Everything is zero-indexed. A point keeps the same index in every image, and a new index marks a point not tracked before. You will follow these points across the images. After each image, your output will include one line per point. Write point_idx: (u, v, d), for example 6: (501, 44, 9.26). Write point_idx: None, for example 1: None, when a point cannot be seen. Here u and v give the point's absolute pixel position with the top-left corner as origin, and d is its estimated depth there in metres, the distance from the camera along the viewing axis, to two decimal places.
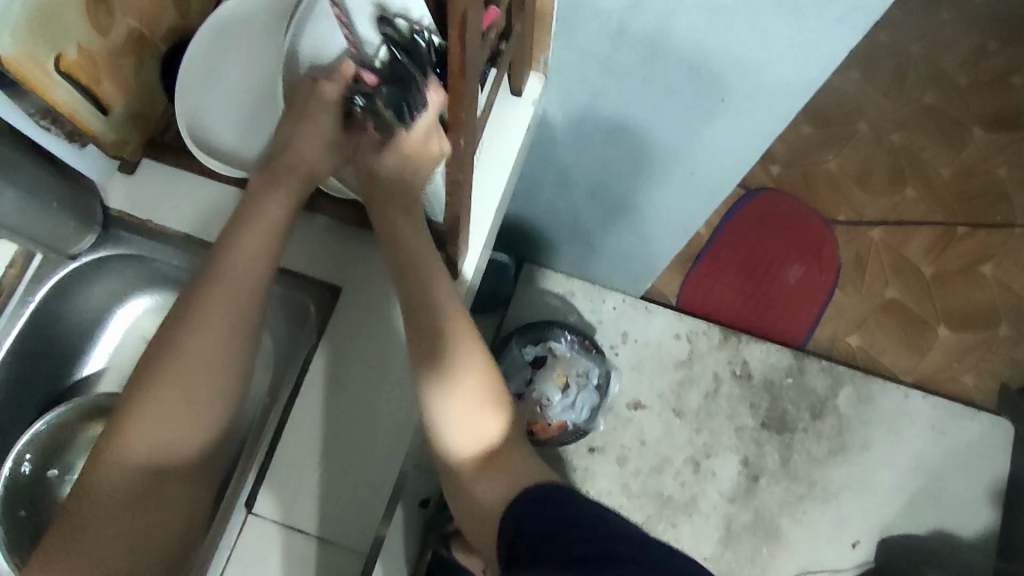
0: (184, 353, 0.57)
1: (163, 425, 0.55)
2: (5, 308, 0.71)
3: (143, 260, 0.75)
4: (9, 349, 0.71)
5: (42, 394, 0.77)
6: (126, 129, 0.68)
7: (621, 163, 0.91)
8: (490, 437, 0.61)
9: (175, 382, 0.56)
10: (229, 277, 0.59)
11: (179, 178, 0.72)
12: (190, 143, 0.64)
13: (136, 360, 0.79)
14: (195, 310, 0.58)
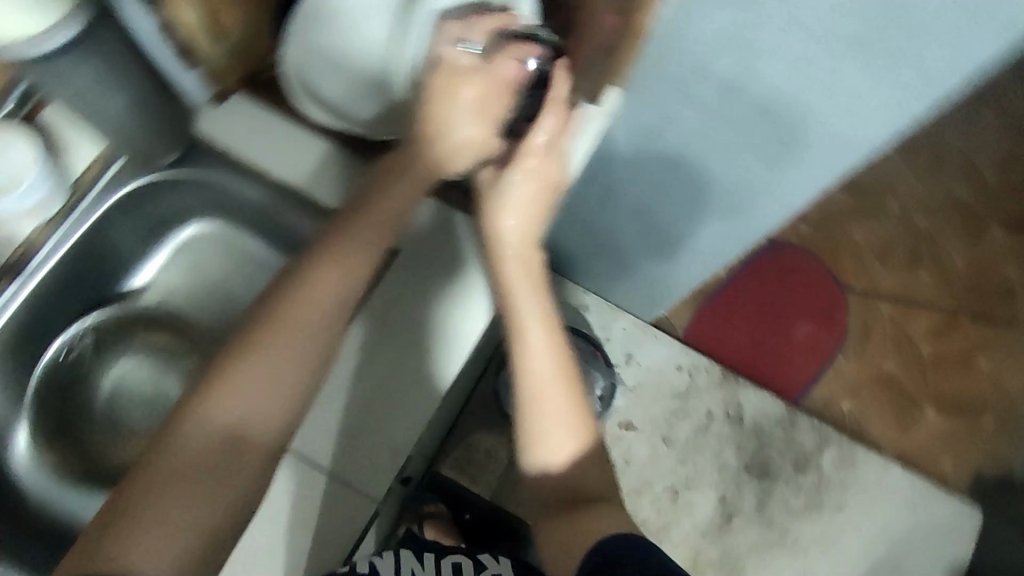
0: (277, 333, 0.61)
1: (249, 401, 0.59)
2: (74, 209, 0.73)
3: (213, 186, 0.77)
4: (68, 249, 0.74)
5: (86, 298, 0.79)
6: (230, 60, 0.71)
7: (673, 191, 0.95)
8: (554, 462, 0.63)
9: (269, 362, 0.60)
10: (330, 272, 0.62)
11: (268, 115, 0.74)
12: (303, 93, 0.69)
13: (182, 283, 0.83)
14: (301, 291, 0.62)
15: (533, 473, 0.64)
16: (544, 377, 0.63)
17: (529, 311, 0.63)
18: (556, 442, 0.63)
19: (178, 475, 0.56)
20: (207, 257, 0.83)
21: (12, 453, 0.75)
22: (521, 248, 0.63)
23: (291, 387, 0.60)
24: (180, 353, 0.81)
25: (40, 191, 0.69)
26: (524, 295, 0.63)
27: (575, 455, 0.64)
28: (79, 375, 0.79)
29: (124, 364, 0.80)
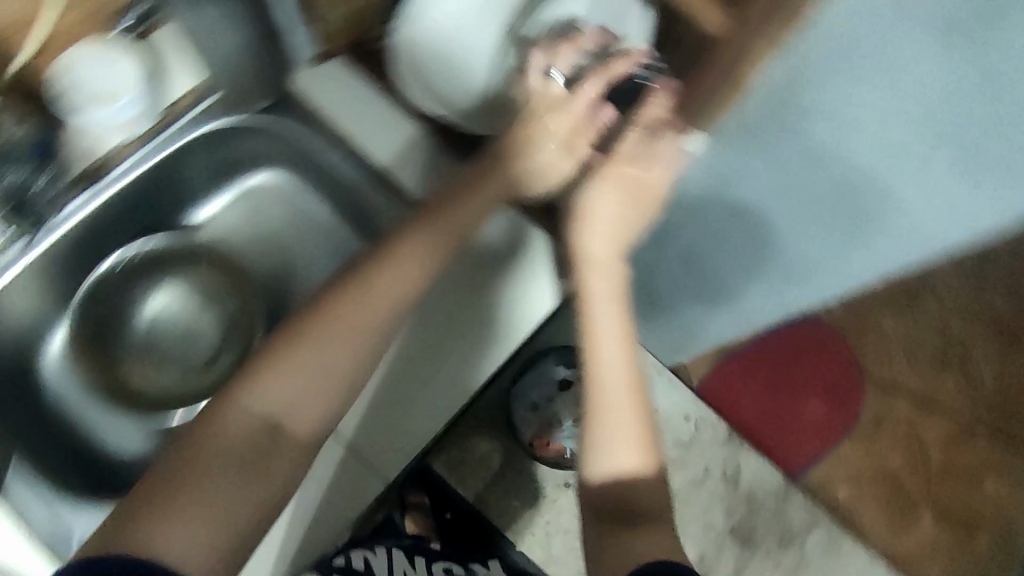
0: (319, 336, 0.60)
1: (279, 399, 0.58)
2: (163, 130, 0.75)
3: (295, 142, 0.79)
4: (150, 168, 0.75)
5: (149, 220, 0.80)
6: None
7: (732, 241, 0.88)
8: (622, 472, 0.61)
9: (306, 366, 0.59)
10: (386, 282, 0.62)
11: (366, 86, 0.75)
12: (415, 72, 0.73)
13: (241, 226, 0.84)
14: (347, 300, 0.61)
15: (597, 489, 0.61)
16: (608, 378, 0.63)
17: (607, 324, 0.64)
18: (620, 454, 0.61)
19: (215, 455, 0.54)
20: (270, 207, 0.84)
21: (47, 350, 0.76)
22: (608, 259, 0.65)
23: (331, 394, 0.59)
24: (220, 295, 0.81)
25: (135, 111, 0.71)
26: (604, 310, 0.64)
27: (642, 466, 0.61)
28: (116, 293, 0.79)
29: (167, 290, 0.81)
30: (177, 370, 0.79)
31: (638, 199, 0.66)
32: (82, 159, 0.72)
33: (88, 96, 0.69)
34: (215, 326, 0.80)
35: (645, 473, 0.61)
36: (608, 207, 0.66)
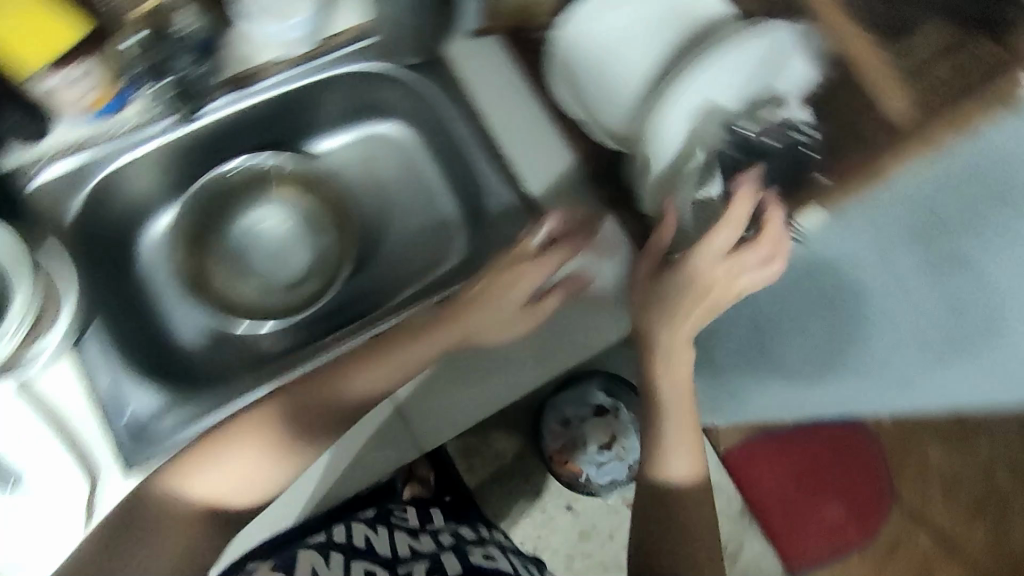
0: (285, 425, 0.68)
1: (252, 464, 0.67)
2: (313, 60, 0.77)
3: (428, 104, 0.80)
4: (288, 91, 0.78)
5: (271, 136, 0.83)
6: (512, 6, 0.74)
7: (820, 328, 1.01)
8: (681, 479, 0.75)
9: (270, 435, 0.68)
10: (372, 369, 0.68)
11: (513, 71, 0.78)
12: (569, 73, 0.74)
13: (353, 167, 0.87)
14: (333, 376, 0.69)
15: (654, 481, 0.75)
16: (666, 415, 0.73)
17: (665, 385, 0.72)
18: (677, 464, 0.74)
19: (161, 523, 0.66)
20: (383, 154, 0.86)
21: (151, 227, 0.81)
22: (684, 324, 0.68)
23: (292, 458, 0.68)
24: (320, 226, 0.85)
25: (297, 33, 0.74)
26: (665, 373, 0.71)
27: (689, 478, 0.75)
28: (225, 200, 0.83)
29: (273, 207, 0.85)
30: (262, 284, 0.83)
31: (711, 290, 0.67)
32: (236, 65, 0.75)
33: (263, 7, 0.72)
34: (309, 254, 0.85)
35: (693, 483, 0.75)
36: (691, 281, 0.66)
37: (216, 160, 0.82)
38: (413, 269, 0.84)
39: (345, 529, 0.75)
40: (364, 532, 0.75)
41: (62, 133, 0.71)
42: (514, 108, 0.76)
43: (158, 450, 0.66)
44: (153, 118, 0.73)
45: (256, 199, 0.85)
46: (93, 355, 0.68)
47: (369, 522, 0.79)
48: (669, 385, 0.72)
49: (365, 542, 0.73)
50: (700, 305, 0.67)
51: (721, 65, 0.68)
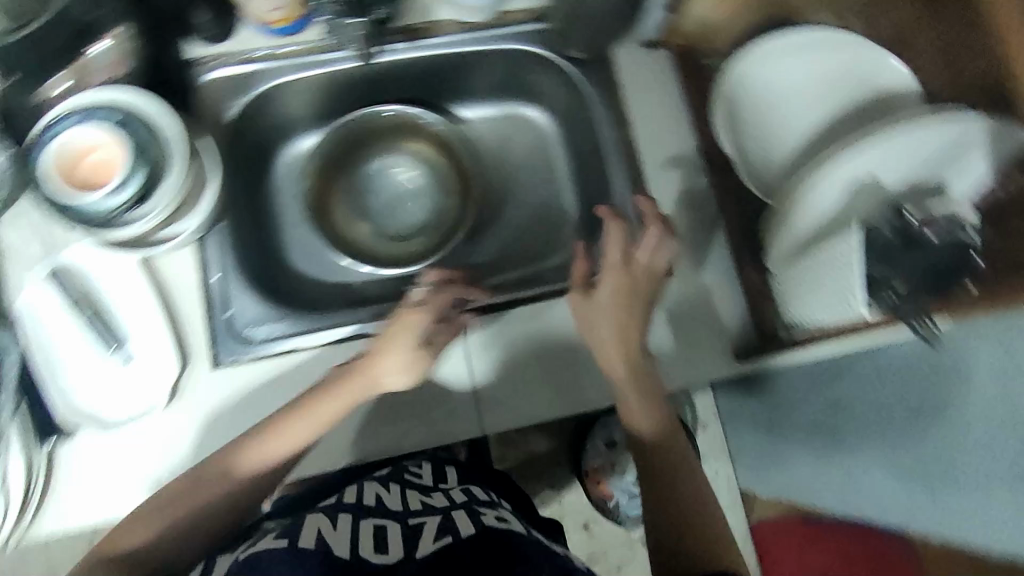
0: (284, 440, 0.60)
1: (249, 474, 0.61)
2: (491, 30, 0.80)
3: (583, 100, 0.82)
4: (459, 53, 0.81)
5: (428, 92, 0.86)
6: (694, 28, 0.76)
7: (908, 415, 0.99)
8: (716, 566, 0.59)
9: (269, 453, 0.61)
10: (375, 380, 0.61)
11: (675, 90, 0.80)
12: (728, 102, 0.74)
13: (491, 140, 0.89)
14: (333, 393, 0.61)
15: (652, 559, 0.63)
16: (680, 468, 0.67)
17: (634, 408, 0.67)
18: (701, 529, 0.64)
19: (159, 526, 0.60)
20: (520, 137, 0.89)
21: (294, 146, 0.85)
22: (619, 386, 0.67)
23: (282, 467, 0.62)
24: (442, 187, 0.88)
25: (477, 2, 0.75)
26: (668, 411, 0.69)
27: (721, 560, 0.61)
28: (361, 138, 0.86)
29: (408, 159, 0.88)
30: (376, 226, 0.86)
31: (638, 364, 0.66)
32: (417, 16, 0.79)
33: None
34: (423, 211, 0.87)
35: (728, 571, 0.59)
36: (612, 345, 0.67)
37: (370, 99, 0.85)
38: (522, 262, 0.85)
39: (356, 488, 0.66)
40: (375, 492, 0.66)
41: (241, 40, 0.75)
42: (665, 125, 0.79)
43: (240, 351, 0.68)
44: (328, 45, 0.77)
45: (394, 147, 0.88)
46: (211, 249, 0.71)
47: (382, 480, 0.68)
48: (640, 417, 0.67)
49: (376, 500, 0.64)
50: (630, 370, 0.66)
51: (880, 150, 0.59)
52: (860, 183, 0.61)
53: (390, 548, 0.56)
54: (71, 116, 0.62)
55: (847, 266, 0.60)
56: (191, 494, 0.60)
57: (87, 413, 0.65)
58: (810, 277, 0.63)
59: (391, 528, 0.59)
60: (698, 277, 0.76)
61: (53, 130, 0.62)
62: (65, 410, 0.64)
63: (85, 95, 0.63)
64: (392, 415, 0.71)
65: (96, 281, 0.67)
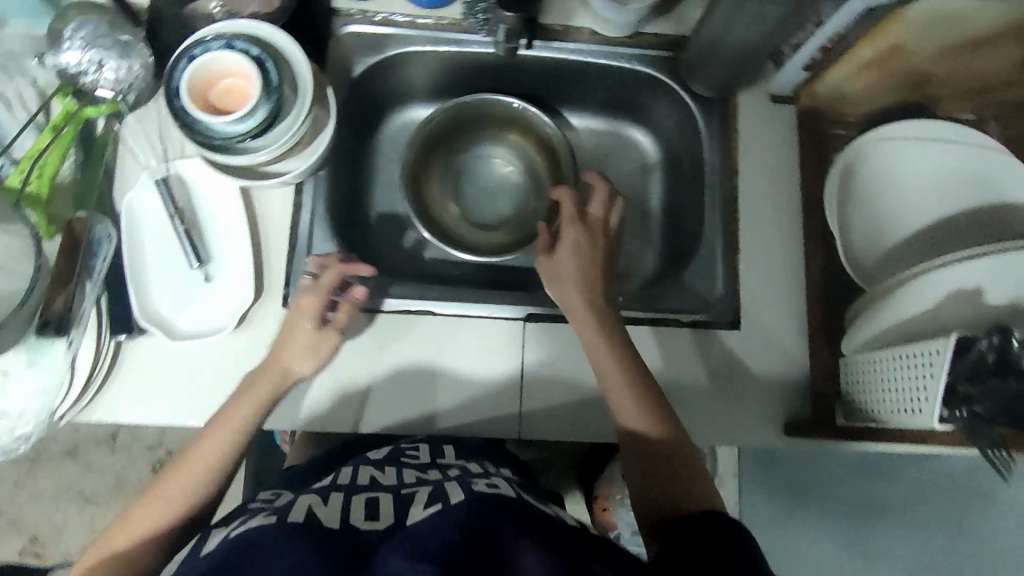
0: (234, 412, 0.61)
1: (209, 451, 0.60)
2: (625, 48, 0.80)
3: (696, 136, 0.82)
4: (588, 63, 0.81)
5: (545, 91, 0.88)
6: (829, 92, 0.75)
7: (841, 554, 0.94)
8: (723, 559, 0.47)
9: (225, 430, 0.61)
10: (299, 352, 0.64)
11: (793, 149, 0.78)
12: (843, 169, 0.73)
13: (592, 153, 0.91)
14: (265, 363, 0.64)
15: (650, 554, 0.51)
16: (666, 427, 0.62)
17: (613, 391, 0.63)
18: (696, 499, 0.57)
19: (141, 524, 0.56)
20: (623, 160, 0.90)
21: (407, 113, 0.87)
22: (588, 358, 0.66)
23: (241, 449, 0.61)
24: (533, 189, 0.89)
25: (619, 17, 0.76)
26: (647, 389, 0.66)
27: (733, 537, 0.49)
28: (473, 124, 0.87)
29: (512, 153, 0.89)
30: (463, 212, 0.89)
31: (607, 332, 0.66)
32: (558, 16, 0.79)
33: None
34: (509, 207, 0.89)
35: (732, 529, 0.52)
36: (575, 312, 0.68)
37: (490, 86, 0.87)
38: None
39: (352, 471, 0.61)
40: (370, 474, 0.60)
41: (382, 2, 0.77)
42: (773, 181, 0.78)
43: None
44: (464, 26, 0.78)
45: (502, 138, 0.89)
46: (308, 192, 0.73)
47: (377, 463, 0.63)
48: (635, 413, 0.62)
49: (369, 480, 0.59)
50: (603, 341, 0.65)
51: (1005, 261, 0.57)
52: (971, 287, 0.59)
53: (380, 516, 0.51)
54: (212, 39, 0.64)
55: (926, 375, 0.58)
56: (143, 511, 0.57)
57: (162, 318, 0.67)
58: (892, 373, 0.62)
59: (382, 504, 0.53)
60: (767, 340, 0.75)
61: (192, 51, 0.64)
62: (141, 309, 0.67)
63: (234, 23, 0.66)
64: (424, 399, 0.70)
65: (200, 195, 0.71)
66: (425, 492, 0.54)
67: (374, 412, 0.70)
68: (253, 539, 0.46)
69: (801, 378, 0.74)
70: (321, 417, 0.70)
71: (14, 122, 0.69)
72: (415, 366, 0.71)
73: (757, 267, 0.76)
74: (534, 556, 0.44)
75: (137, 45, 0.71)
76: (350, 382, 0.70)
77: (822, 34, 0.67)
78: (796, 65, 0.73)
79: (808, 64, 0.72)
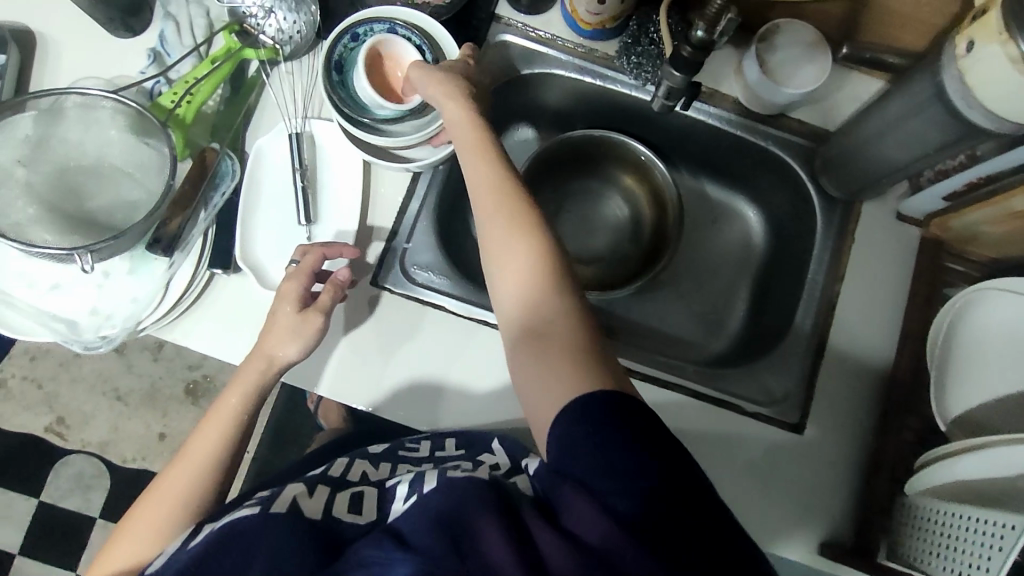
0: (227, 403, 0.60)
1: (203, 445, 0.58)
2: (765, 127, 0.79)
3: (810, 231, 0.80)
4: (725, 130, 0.80)
5: (671, 145, 0.87)
6: (961, 229, 0.73)
7: None
8: (688, 516, 0.43)
9: (217, 422, 0.59)
10: (277, 334, 0.62)
11: (907, 271, 0.76)
12: (969, 301, 0.70)
13: (695, 217, 0.91)
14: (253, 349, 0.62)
15: (599, 507, 0.44)
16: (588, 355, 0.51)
17: (538, 395, 0.51)
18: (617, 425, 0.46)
19: (146, 521, 0.55)
20: (727, 232, 0.90)
21: (528, 130, 0.89)
22: (512, 328, 0.55)
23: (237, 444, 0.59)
24: (632, 235, 0.89)
25: (768, 96, 0.75)
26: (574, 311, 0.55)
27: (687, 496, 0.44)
28: (594, 158, 0.88)
29: (619, 198, 0.90)
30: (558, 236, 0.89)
31: (550, 333, 0.53)
32: (709, 78, 0.79)
33: (761, 54, 0.75)
34: (603, 246, 0.89)
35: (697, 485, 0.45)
36: (521, 279, 0.55)
37: (620, 126, 0.87)
38: (649, 339, 0.85)
39: (346, 463, 0.63)
40: (363, 470, 0.62)
41: (544, 20, 0.79)
42: (878, 298, 0.76)
43: (400, 283, 0.72)
44: (613, 63, 0.78)
45: (610, 179, 0.90)
46: (423, 181, 0.74)
47: (372, 459, 0.64)
48: (571, 358, 0.51)
49: (360, 476, 0.60)
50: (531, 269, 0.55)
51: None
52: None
53: (364, 511, 0.52)
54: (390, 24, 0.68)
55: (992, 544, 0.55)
56: (147, 516, 0.55)
57: (256, 263, 0.69)
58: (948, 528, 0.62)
59: (371, 498, 0.54)
60: (830, 455, 0.72)
61: (357, 29, 0.68)
62: (242, 251, 0.69)
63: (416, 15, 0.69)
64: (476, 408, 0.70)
65: (325, 159, 0.73)
66: (406, 485, 0.54)
67: (409, 402, 0.69)
68: (240, 530, 0.47)
69: (853, 504, 0.71)
70: (361, 391, 0.69)
71: (178, 44, 0.72)
72: (456, 370, 0.70)
73: (836, 379, 0.74)
74: (502, 543, 0.42)
75: (310, 5, 0.72)
76: (402, 372, 0.70)
77: (981, 168, 0.66)
78: (938, 191, 0.71)
79: (950, 193, 0.71)
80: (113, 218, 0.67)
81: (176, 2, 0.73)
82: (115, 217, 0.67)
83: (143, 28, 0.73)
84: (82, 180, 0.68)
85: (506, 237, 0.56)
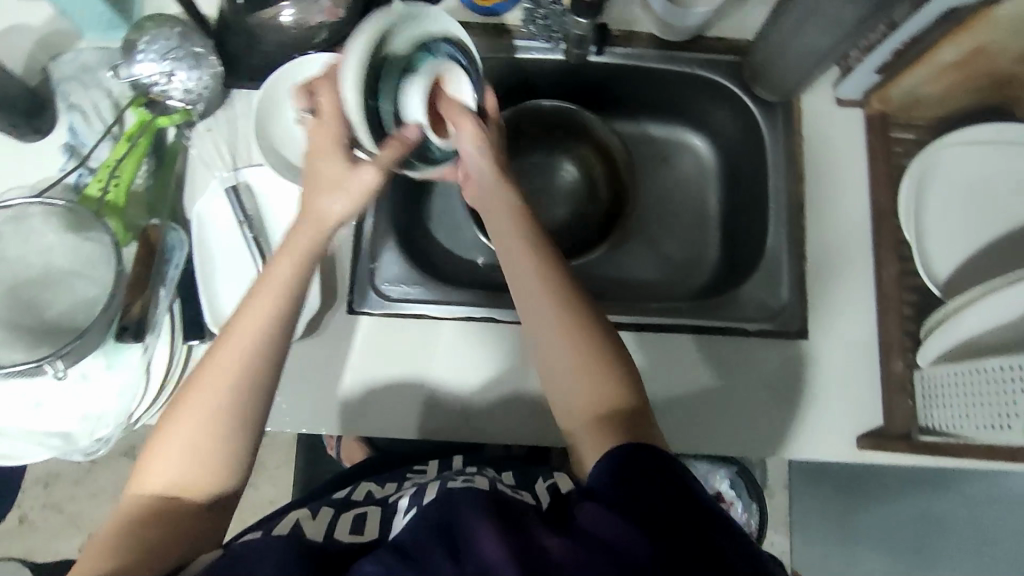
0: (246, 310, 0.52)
1: (226, 365, 0.50)
2: (691, 53, 0.79)
3: (756, 141, 0.80)
4: (650, 68, 0.80)
5: (602, 98, 0.87)
6: (900, 100, 0.73)
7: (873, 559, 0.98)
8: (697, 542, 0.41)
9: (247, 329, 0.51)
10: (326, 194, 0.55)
11: (860, 154, 0.77)
12: (920, 165, 0.73)
13: (650, 166, 0.90)
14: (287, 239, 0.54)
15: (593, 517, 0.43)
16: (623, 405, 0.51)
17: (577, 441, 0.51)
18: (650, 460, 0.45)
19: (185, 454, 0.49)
20: (681, 166, 0.90)
21: None
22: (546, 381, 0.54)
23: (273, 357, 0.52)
24: (589, 195, 0.88)
25: (681, 23, 0.76)
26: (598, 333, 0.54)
27: (695, 526, 0.42)
28: (540, 129, 0.87)
29: (565, 163, 0.90)
30: None
31: (589, 392, 0.51)
32: (618, 23, 0.79)
33: None
34: (563, 213, 0.89)
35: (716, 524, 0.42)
36: (561, 333, 0.52)
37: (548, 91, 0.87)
38: (637, 294, 0.84)
39: (354, 487, 0.65)
40: (368, 489, 0.64)
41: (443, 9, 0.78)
42: (842, 188, 0.76)
43: (378, 304, 0.71)
44: (521, 32, 0.78)
45: (553, 147, 0.89)
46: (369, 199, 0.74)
47: (380, 479, 0.67)
48: (598, 395, 0.51)
49: (366, 494, 0.63)
50: (574, 329, 0.52)
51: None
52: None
53: (367, 531, 0.54)
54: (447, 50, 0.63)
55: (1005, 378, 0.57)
56: (177, 445, 0.49)
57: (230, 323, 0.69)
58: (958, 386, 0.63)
59: (371, 520, 0.56)
60: (838, 351, 0.73)
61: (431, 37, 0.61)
62: (213, 317, 0.68)
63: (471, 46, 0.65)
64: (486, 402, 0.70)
65: (268, 207, 0.72)
66: (406, 500, 0.55)
67: (427, 417, 0.70)
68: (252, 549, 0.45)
69: (871, 391, 0.72)
70: (379, 424, 0.69)
71: (91, 131, 0.71)
72: (454, 372, 0.70)
73: (820, 276, 0.74)
74: (495, 543, 0.42)
75: (208, 57, 0.71)
76: (395, 385, 0.70)
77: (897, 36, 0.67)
78: (869, 67, 0.71)
79: (880, 66, 0.71)
80: (75, 319, 0.66)
81: (76, 91, 0.72)
82: (77, 318, 0.65)
83: (51, 128, 0.72)
84: (33, 292, 0.67)
85: (536, 301, 0.54)
